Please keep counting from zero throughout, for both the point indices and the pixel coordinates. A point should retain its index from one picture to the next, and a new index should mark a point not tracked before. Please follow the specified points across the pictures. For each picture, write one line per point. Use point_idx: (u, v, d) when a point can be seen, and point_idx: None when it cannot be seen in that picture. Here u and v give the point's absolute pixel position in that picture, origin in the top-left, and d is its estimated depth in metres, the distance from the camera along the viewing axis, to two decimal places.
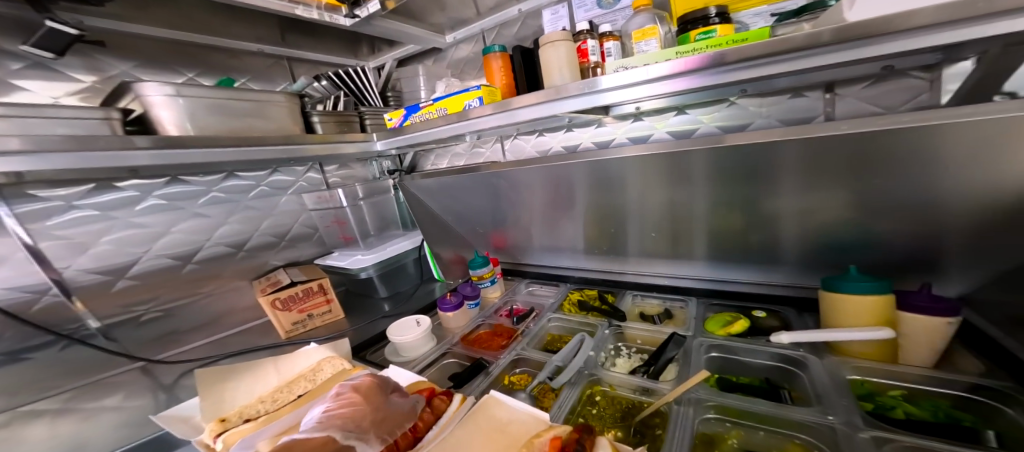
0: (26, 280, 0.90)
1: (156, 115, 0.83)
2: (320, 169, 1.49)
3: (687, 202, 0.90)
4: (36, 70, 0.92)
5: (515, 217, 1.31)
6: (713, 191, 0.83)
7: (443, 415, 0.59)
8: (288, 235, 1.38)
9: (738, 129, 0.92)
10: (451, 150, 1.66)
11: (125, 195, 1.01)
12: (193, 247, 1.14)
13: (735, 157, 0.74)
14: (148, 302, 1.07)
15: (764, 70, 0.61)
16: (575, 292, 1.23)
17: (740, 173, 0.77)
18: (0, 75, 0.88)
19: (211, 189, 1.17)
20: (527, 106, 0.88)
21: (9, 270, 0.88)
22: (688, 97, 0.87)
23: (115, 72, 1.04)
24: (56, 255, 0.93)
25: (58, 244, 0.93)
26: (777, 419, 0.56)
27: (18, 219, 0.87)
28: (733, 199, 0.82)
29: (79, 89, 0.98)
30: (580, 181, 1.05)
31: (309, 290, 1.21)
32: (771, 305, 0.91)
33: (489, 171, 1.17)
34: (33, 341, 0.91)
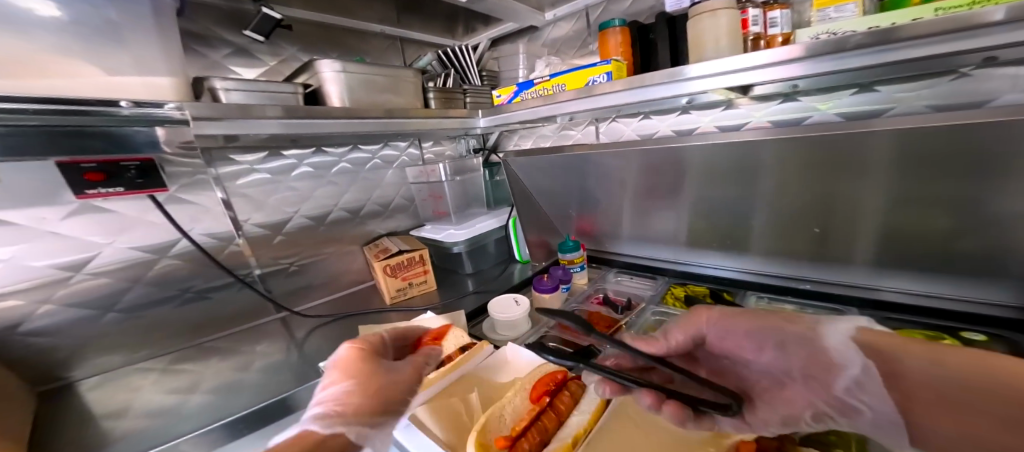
0: (220, 229, 1.05)
1: (328, 90, 0.91)
2: (420, 145, 1.57)
3: (858, 198, 0.76)
4: (244, 57, 1.06)
5: (609, 202, 1.24)
6: (897, 184, 0.70)
7: (583, 401, 0.59)
8: (393, 206, 1.48)
9: (971, 107, 0.74)
10: (538, 130, 1.63)
11: (286, 162, 1.15)
12: (325, 211, 1.26)
13: (942, 143, 0.60)
14: (293, 256, 1.21)
15: (1013, 40, 0.47)
16: (677, 287, 1.15)
17: (942, 163, 0.63)
18: (217, 59, 1.02)
19: (341, 160, 1.28)
20: (611, 93, 0.90)
21: (212, 219, 1.03)
22: (883, 72, 0.74)
23: (287, 56, 1.15)
24: (241, 209, 1.07)
25: (243, 200, 1.07)
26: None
27: (222, 177, 1.03)
28: (928, 196, 0.68)
29: (267, 71, 1.11)
30: (692, 168, 0.95)
31: (411, 260, 1.28)
32: (987, 328, 0.74)
33: (576, 153, 1.13)
34: (213, 282, 1.06)
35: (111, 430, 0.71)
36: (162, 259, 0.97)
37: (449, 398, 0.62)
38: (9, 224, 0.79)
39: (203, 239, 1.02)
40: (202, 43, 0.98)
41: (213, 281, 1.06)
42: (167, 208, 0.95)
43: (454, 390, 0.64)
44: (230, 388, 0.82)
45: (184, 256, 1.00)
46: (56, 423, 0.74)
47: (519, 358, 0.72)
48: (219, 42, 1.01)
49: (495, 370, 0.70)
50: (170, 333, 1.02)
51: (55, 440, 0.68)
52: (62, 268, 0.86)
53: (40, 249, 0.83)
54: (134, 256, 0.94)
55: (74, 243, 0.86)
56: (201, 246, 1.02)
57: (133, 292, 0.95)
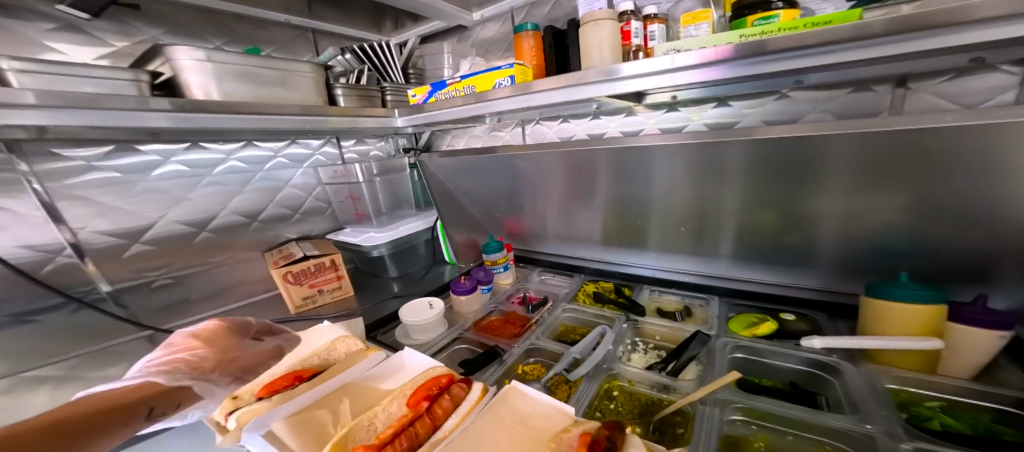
0: (43, 238, 0.89)
1: (184, 79, 0.81)
2: (336, 144, 1.48)
3: (718, 199, 0.87)
4: (69, 31, 0.90)
5: (533, 203, 1.28)
6: (747, 188, 0.80)
7: (462, 404, 0.59)
8: (302, 208, 1.38)
9: (787, 123, 0.88)
10: (470, 130, 1.62)
11: (146, 158, 1.01)
12: (208, 215, 1.14)
13: (778, 151, 0.70)
14: (161, 268, 1.07)
15: (838, 57, 0.57)
16: (590, 284, 1.20)
17: (778, 170, 0.74)
18: (32, 35, 0.86)
19: (229, 158, 1.16)
20: (548, 90, 0.85)
21: (25, 228, 0.87)
22: (735, 87, 0.84)
23: (144, 37, 1.01)
24: (72, 215, 0.92)
25: (76, 204, 0.92)
26: (804, 425, 0.54)
27: (40, 179, 0.87)
28: (769, 198, 0.79)
29: (112, 54, 0.96)
30: (603, 167, 1.00)
31: (320, 265, 1.20)
32: (799, 309, 0.88)
33: (508, 153, 1.12)
34: (42, 304, 0.90)
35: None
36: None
37: (315, 412, 0.58)
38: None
39: (13, 252, 0.85)
40: (3, 14, 0.82)
41: (34, 301, 0.89)
42: None
43: (327, 401, 0.61)
44: None
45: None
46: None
47: (411, 362, 0.71)
48: (30, 14, 0.85)
49: (377, 376, 0.68)
50: None
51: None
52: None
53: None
54: None
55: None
56: (9, 262, 0.85)
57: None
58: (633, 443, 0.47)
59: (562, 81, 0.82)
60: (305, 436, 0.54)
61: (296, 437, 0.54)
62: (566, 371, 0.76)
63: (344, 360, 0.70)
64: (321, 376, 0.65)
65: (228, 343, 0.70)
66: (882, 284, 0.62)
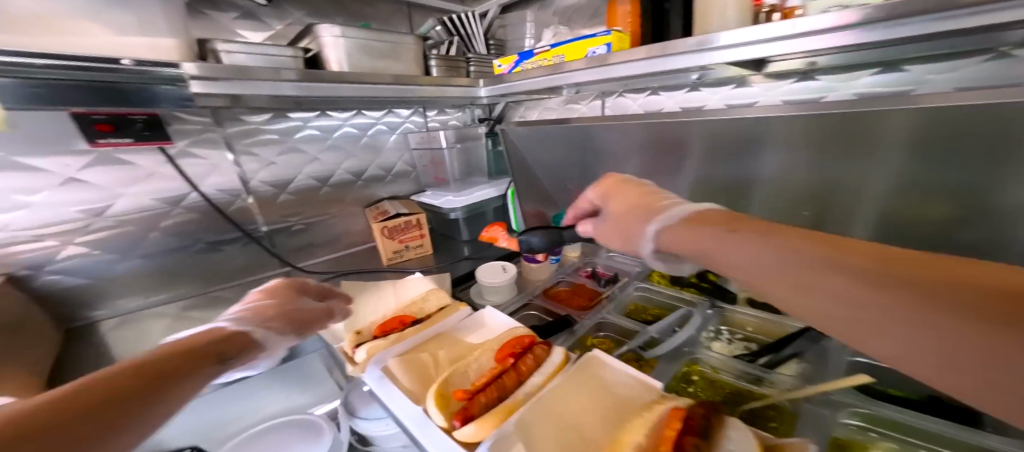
0: (229, 184, 1.12)
1: (327, 55, 0.93)
2: (422, 113, 1.58)
3: (853, 179, 0.74)
4: (247, 18, 1.07)
5: (611, 177, 1.21)
6: (894, 168, 0.67)
7: (545, 365, 0.62)
8: (394, 171, 1.53)
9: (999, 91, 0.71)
10: (545, 102, 1.60)
11: (291, 123, 1.20)
12: (328, 172, 1.32)
13: (939, 124, 0.57)
14: (298, 215, 1.29)
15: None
16: (664, 266, 1.15)
17: (947, 147, 0.59)
18: (224, 23, 1.04)
19: (344, 124, 1.33)
20: (627, 61, 0.83)
21: (220, 176, 1.10)
22: (896, 50, 0.70)
23: (292, 20, 1.16)
24: (249, 168, 1.15)
25: (252, 159, 1.15)
26: (945, 440, 0.48)
27: (228, 137, 1.09)
28: (930, 183, 0.65)
29: (273, 36, 1.13)
30: (697, 146, 0.93)
31: (409, 223, 1.34)
32: None
33: (580, 124, 1.12)
34: (226, 236, 1.15)
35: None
36: (174, 210, 1.05)
37: (420, 354, 0.66)
38: (34, 170, 0.86)
39: (214, 194, 1.10)
40: (210, 6, 1.01)
41: (222, 235, 1.14)
42: (179, 162, 1.03)
43: (426, 345, 0.69)
44: None
45: (194, 209, 1.08)
46: (87, 356, 0.86)
47: (491, 320, 0.77)
48: (226, 5, 1.03)
49: (467, 330, 0.74)
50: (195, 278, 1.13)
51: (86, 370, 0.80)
52: (85, 214, 0.94)
53: (63, 196, 0.91)
54: (153, 206, 1.02)
55: (94, 191, 0.94)
56: (212, 200, 1.10)
57: (150, 240, 1.03)
58: (734, 425, 0.44)
59: (648, 52, 0.78)
60: (411, 372, 0.62)
61: (405, 372, 0.61)
62: (641, 349, 0.76)
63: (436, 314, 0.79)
64: (423, 325, 0.74)
65: (291, 297, 0.72)
66: None
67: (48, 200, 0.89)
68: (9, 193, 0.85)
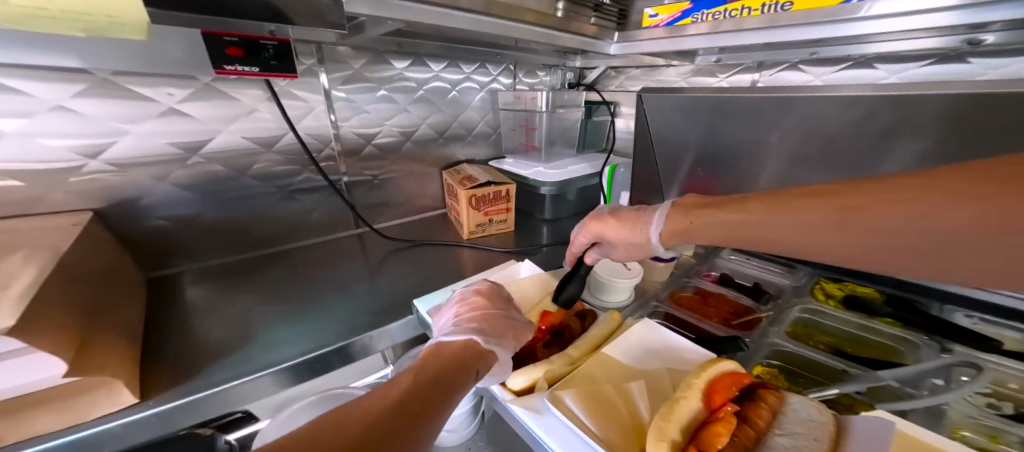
0: (322, 130, 0.98)
1: None
2: (514, 70, 1.36)
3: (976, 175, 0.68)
4: None
5: (754, 165, 0.99)
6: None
7: (782, 419, 0.46)
8: (474, 131, 1.32)
9: None
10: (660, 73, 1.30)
11: (389, 70, 1.03)
12: (413, 125, 1.14)
13: None
14: (378, 169, 1.12)
15: None
16: (829, 283, 0.92)
17: None
18: None
19: (437, 75, 1.14)
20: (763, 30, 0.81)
21: (314, 119, 0.96)
22: None
23: None
24: (341, 114, 0.99)
25: (345, 104, 0.99)
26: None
27: (330, 81, 0.95)
28: None
29: None
30: (938, 132, 0.68)
31: (498, 194, 1.14)
32: None
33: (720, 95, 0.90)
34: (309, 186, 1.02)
35: (220, 328, 0.71)
36: (267, 154, 0.93)
37: (602, 384, 0.52)
38: (141, 97, 0.74)
39: (310, 140, 0.97)
40: None
41: (306, 181, 1.01)
42: (283, 101, 0.90)
43: (596, 371, 0.54)
44: (349, 306, 0.80)
45: (286, 153, 0.95)
46: (174, 311, 0.76)
47: (661, 339, 0.61)
48: None
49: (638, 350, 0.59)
50: (274, 232, 1.01)
51: (178, 332, 0.70)
52: (181, 149, 0.81)
53: (164, 127, 0.78)
54: (244, 146, 0.89)
55: (193, 125, 0.81)
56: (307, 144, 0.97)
57: (240, 183, 0.91)
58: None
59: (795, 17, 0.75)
60: (595, 407, 0.48)
61: (595, 414, 0.47)
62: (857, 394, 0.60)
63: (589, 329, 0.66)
64: (586, 343, 0.61)
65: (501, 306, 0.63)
66: None
67: (147, 129, 0.77)
68: (108, 119, 0.73)
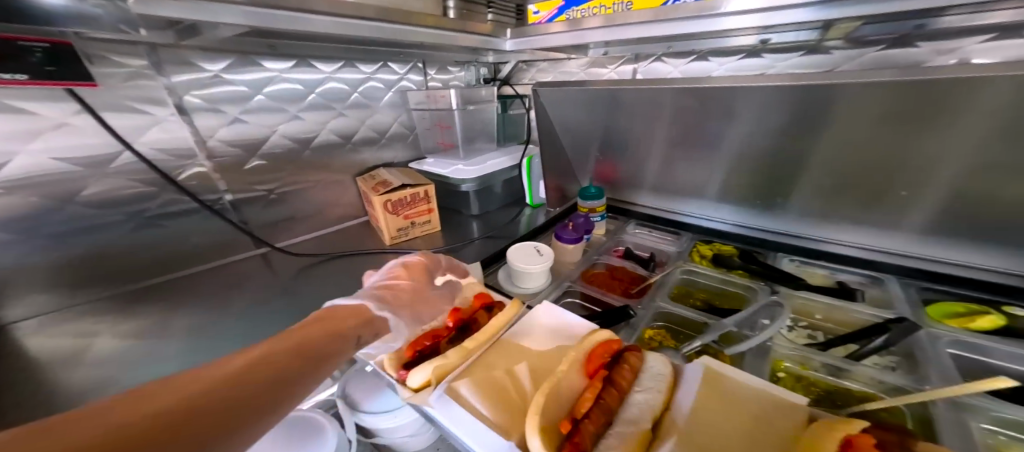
0: (179, 143, 0.87)
1: None
2: (420, 68, 1.34)
3: (841, 151, 0.76)
4: None
5: (642, 149, 1.10)
6: (871, 132, 0.70)
7: (643, 374, 0.53)
8: (387, 133, 1.30)
9: None
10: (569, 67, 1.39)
11: (265, 75, 0.96)
12: (312, 134, 1.09)
13: (912, 95, 0.61)
14: (270, 183, 1.05)
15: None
16: (703, 245, 1.09)
17: (907, 117, 0.65)
18: None
19: (330, 77, 1.09)
20: (638, 24, 0.85)
21: (163, 132, 0.85)
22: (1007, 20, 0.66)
23: None
24: (202, 124, 0.90)
25: (208, 114, 0.90)
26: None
27: (175, 86, 0.84)
28: (884, 149, 0.72)
29: None
30: (756, 117, 0.81)
31: (415, 196, 1.13)
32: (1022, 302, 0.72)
33: (607, 87, 0.97)
34: (175, 209, 0.91)
35: (69, 383, 0.63)
36: (98, 176, 0.79)
37: (490, 371, 0.55)
38: None
39: (154, 155, 0.85)
40: None
41: (168, 205, 0.90)
42: (103, 113, 0.77)
43: (492, 358, 0.58)
44: (234, 336, 0.75)
45: (126, 173, 0.82)
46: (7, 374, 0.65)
47: (556, 321, 0.67)
48: None
49: (529, 333, 0.64)
50: (142, 263, 0.91)
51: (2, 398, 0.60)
52: None
53: None
54: (59, 169, 0.75)
55: None
56: (153, 163, 0.85)
57: (70, 213, 0.78)
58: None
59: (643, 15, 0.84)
60: (486, 392, 0.52)
61: (484, 400, 0.51)
62: (715, 343, 0.72)
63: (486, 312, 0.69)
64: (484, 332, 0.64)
65: (417, 276, 0.67)
66: None
67: None
68: None
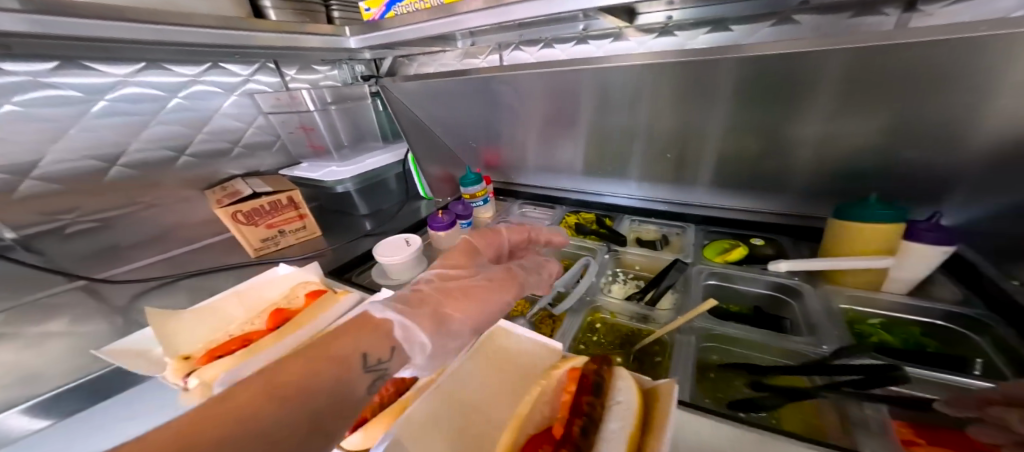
0: None
1: None
2: (272, 68, 1.24)
3: (654, 122, 0.89)
4: None
5: (512, 133, 1.17)
6: (673, 109, 0.84)
7: None
8: (239, 140, 1.21)
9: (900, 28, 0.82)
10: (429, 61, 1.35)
11: (9, 80, 0.81)
12: (119, 149, 0.98)
13: (690, 73, 0.75)
14: (73, 211, 0.94)
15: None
16: (572, 216, 1.19)
17: (694, 93, 0.78)
18: None
19: (127, 80, 0.97)
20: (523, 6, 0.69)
21: None
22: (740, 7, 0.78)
23: None
24: None
25: None
26: (772, 347, 0.58)
27: None
28: (688, 123, 0.85)
29: None
30: (586, 96, 0.93)
31: (275, 203, 1.01)
32: (766, 233, 0.89)
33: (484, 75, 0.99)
34: None
35: None
36: None
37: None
38: None
39: None
40: None
41: None
42: None
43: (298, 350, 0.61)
44: None
45: None
46: None
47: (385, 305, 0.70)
48: None
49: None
50: None
51: None
52: None
53: None
54: None
55: None
56: None
57: None
58: (622, 374, 0.46)
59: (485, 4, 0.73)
60: None
61: None
62: (550, 307, 0.77)
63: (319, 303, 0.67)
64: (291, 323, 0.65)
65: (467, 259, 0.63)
66: (849, 205, 0.60)
67: None
68: None
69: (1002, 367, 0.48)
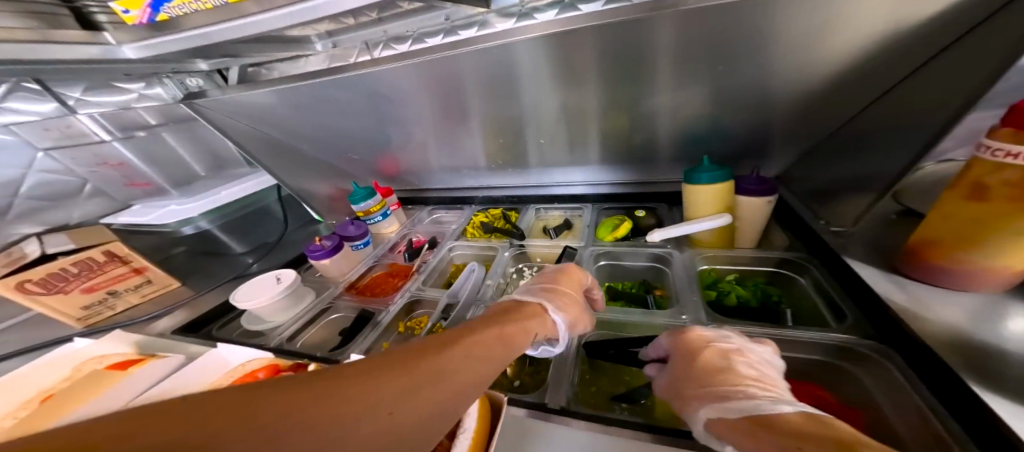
0: None
1: None
2: (35, 88, 0.85)
3: (536, 108, 0.83)
4: None
5: (402, 135, 0.99)
6: (554, 94, 0.79)
7: None
8: (22, 190, 0.89)
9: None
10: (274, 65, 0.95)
11: None
12: None
13: (557, 54, 0.71)
14: None
15: None
16: (481, 215, 1.06)
17: (564, 72, 0.74)
18: None
19: None
20: None
21: None
22: None
23: None
24: None
25: None
26: (651, 327, 0.60)
27: None
28: (571, 104, 0.80)
29: None
30: (471, 84, 0.81)
31: (90, 263, 0.79)
32: (647, 204, 0.93)
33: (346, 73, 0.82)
34: None
35: None
36: None
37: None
38: None
39: None
40: None
41: None
42: None
43: None
44: None
45: None
46: None
47: (229, 357, 0.61)
48: None
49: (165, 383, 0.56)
50: None
51: None
52: None
53: None
54: None
55: None
56: None
57: None
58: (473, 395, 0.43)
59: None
60: None
61: None
62: (444, 318, 0.71)
63: (107, 376, 0.58)
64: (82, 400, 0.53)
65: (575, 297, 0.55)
66: (691, 170, 0.70)
67: None
68: None
69: (820, 308, 0.58)
